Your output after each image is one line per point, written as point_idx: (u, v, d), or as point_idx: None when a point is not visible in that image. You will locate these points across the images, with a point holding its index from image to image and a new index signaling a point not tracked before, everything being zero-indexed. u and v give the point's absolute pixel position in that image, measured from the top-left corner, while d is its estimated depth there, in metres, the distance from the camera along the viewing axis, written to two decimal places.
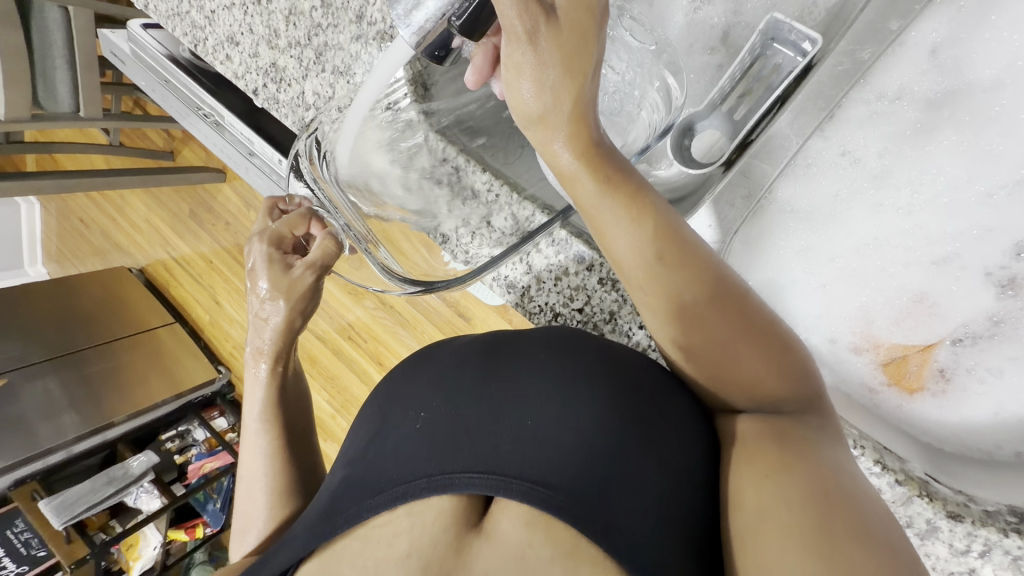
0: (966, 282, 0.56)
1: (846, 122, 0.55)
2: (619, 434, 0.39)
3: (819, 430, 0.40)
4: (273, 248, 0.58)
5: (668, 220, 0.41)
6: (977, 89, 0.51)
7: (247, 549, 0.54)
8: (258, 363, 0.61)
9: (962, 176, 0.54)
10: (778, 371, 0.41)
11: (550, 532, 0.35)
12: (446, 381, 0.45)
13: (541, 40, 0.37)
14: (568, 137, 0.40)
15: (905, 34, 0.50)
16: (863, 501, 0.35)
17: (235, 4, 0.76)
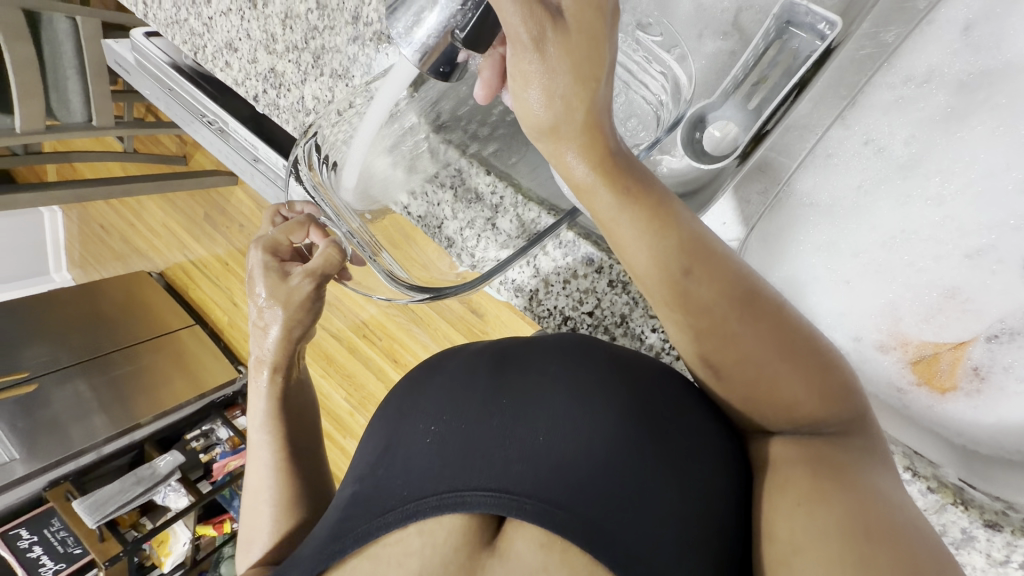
0: (1004, 277, 0.53)
1: (869, 109, 0.52)
2: (640, 453, 0.37)
3: (860, 452, 0.38)
4: (269, 257, 0.57)
5: (691, 231, 0.39)
6: (1015, 68, 0.47)
7: (252, 561, 0.54)
8: (260, 372, 0.61)
9: (998, 163, 0.50)
10: (816, 390, 0.38)
11: (567, 557, 0.33)
12: (456, 395, 0.43)
13: (549, 46, 0.35)
14: (581, 147, 0.38)
15: (933, 12, 0.47)
16: (903, 522, 0.34)
17: (232, 10, 0.75)
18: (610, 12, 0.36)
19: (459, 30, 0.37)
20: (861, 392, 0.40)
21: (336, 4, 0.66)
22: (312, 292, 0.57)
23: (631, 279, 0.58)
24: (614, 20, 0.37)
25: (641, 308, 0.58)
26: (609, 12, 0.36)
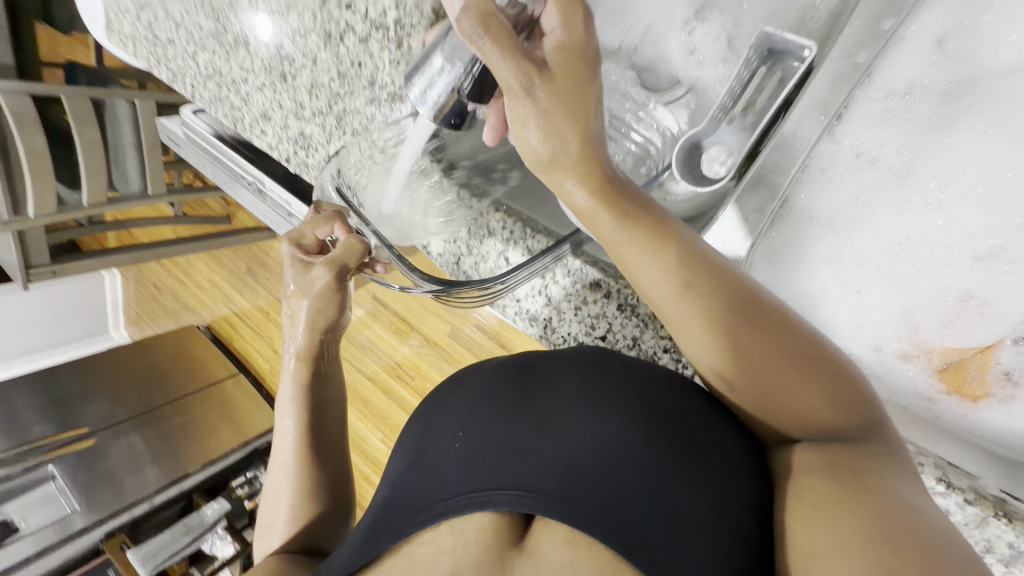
0: (1021, 276, 0.51)
1: (856, 123, 0.53)
2: (658, 463, 0.38)
3: (882, 457, 0.37)
4: (295, 248, 0.59)
5: (689, 248, 0.40)
6: (994, 76, 0.48)
7: (270, 548, 0.57)
8: (290, 359, 0.61)
9: (993, 165, 0.50)
10: (832, 397, 0.37)
11: (591, 553, 0.35)
12: (477, 410, 0.43)
13: (539, 92, 0.39)
14: (580, 175, 0.41)
15: (904, 30, 0.49)
16: (934, 536, 0.32)
17: (265, 85, 0.83)
18: (590, 60, 0.41)
19: (463, 88, 0.42)
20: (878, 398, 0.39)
21: (354, 71, 0.73)
22: (331, 286, 0.58)
23: (639, 303, 0.59)
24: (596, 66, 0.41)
25: (651, 330, 0.59)
26: (590, 62, 0.41)
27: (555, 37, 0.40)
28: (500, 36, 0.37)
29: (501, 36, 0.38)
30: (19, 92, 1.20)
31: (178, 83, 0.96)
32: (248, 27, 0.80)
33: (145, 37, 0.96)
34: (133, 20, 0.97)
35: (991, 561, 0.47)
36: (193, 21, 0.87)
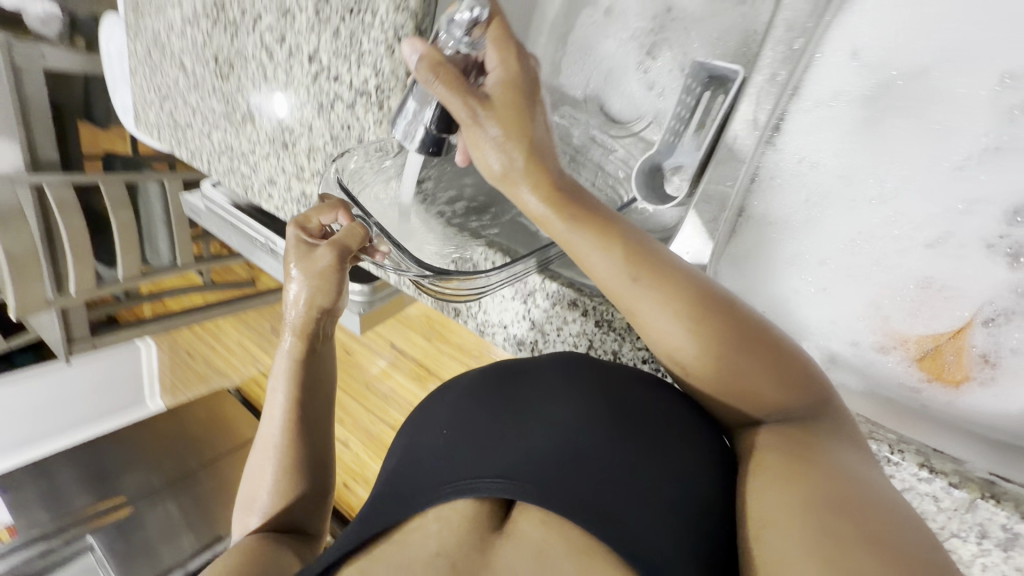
0: (973, 259, 0.53)
1: (795, 133, 0.58)
2: (624, 451, 0.40)
3: (831, 433, 0.38)
4: (299, 232, 0.56)
5: (639, 244, 0.41)
6: (907, 76, 0.52)
7: (251, 527, 0.53)
8: (283, 335, 0.57)
9: (924, 159, 0.53)
10: (779, 378, 0.38)
11: (564, 532, 0.36)
12: (460, 412, 0.45)
13: (485, 121, 0.42)
14: (531, 184, 0.42)
15: (815, 56, 0.54)
16: (879, 504, 0.33)
17: (270, 155, 0.93)
18: (533, 89, 0.44)
19: (432, 122, 0.47)
20: (825, 378, 0.40)
21: (344, 134, 0.81)
22: (332, 268, 0.54)
23: (614, 318, 0.62)
24: (539, 94, 0.45)
25: (628, 342, 0.62)
26: (533, 91, 0.44)
27: (498, 74, 0.43)
28: (450, 79, 0.41)
29: (449, 78, 0.41)
30: (62, 183, 1.35)
31: (196, 160, 1.07)
32: (257, 106, 0.91)
33: (168, 124, 1.09)
34: (159, 111, 1.10)
35: (988, 546, 0.46)
36: (208, 106, 0.99)
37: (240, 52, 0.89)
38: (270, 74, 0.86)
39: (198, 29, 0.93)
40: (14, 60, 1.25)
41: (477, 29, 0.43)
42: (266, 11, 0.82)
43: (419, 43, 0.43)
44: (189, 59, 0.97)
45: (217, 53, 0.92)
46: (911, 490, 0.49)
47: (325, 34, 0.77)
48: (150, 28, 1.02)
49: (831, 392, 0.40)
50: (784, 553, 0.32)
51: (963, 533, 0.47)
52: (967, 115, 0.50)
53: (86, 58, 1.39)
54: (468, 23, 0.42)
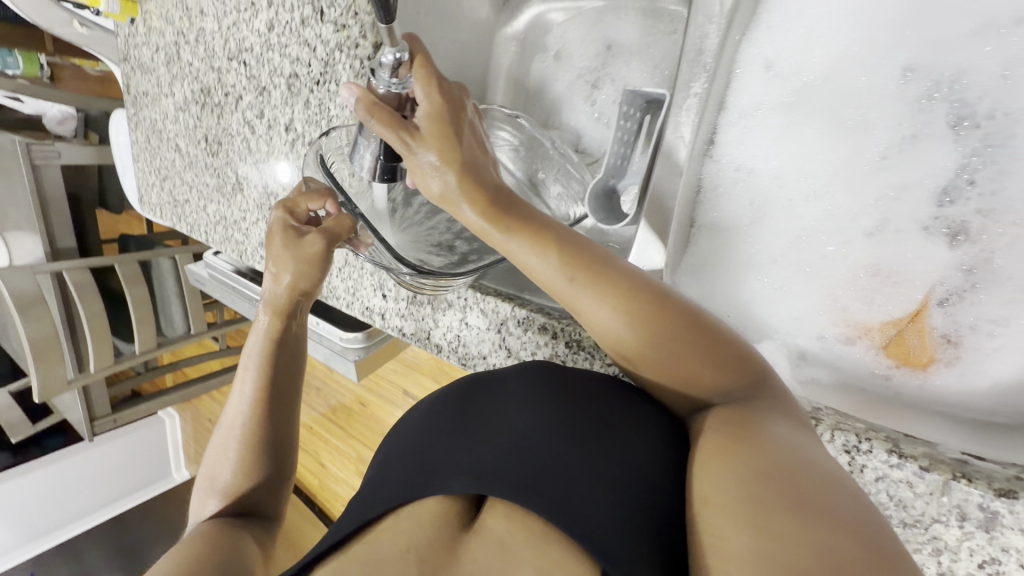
0: (912, 242, 0.55)
1: (729, 143, 0.62)
2: (580, 442, 0.36)
3: (773, 412, 0.35)
4: (286, 215, 0.57)
5: (570, 242, 0.42)
6: (818, 80, 0.57)
7: (208, 510, 0.53)
8: (260, 314, 0.59)
9: (848, 153, 0.56)
10: (713, 360, 0.37)
11: (529, 527, 0.32)
12: (424, 421, 0.42)
13: (417, 148, 0.45)
14: (468, 200, 0.45)
15: (740, 54, 0.58)
16: (823, 476, 0.29)
17: (260, 220, 0.96)
18: (460, 116, 0.45)
19: (378, 155, 0.49)
20: (765, 360, 0.39)
21: None
22: (320, 255, 0.55)
23: (583, 337, 0.61)
24: (467, 120, 0.46)
25: (600, 361, 0.60)
26: (461, 118, 0.46)
27: (422, 107, 0.44)
28: (384, 118, 0.44)
29: (382, 117, 0.44)
30: (79, 268, 1.44)
31: (194, 232, 1.13)
32: (243, 176, 0.96)
33: (169, 201, 1.17)
34: (160, 191, 1.18)
35: (970, 529, 0.44)
36: (202, 181, 1.06)
37: (226, 129, 0.96)
38: (253, 146, 0.92)
39: (189, 113, 1.02)
40: (32, 158, 1.34)
41: (403, 69, 0.44)
42: (246, 90, 0.90)
43: (354, 86, 0.44)
44: (184, 140, 1.06)
45: (207, 133, 1.00)
46: (885, 478, 0.47)
47: (298, 105, 0.83)
48: (149, 118, 1.12)
49: (770, 374, 0.38)
50: (720, 533, 0.28)
51: (943, 518, 0.45)
52: (877, 111, 0.55)
53: (98, 150, 1.50)
54: (393, 64, 0.43)
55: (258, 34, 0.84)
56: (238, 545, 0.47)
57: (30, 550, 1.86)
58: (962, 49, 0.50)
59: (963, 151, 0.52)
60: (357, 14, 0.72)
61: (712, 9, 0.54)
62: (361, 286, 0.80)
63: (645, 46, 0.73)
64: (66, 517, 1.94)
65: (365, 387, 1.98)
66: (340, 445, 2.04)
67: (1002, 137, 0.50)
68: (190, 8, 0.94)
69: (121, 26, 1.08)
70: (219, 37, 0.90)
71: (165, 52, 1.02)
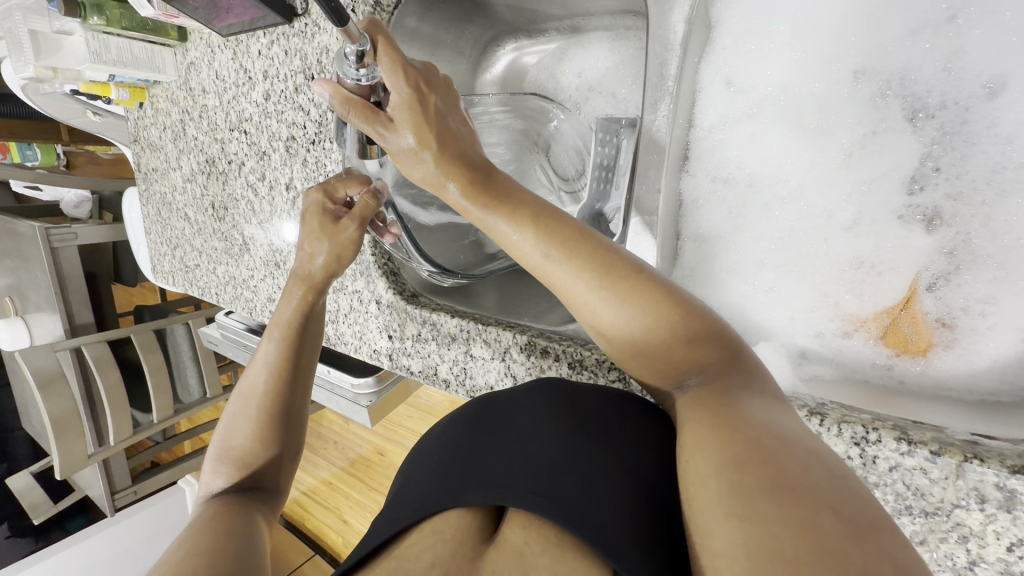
0: (888, 232, 0.57)
1: (701, 159, 0.66)
2: (587, 445, 0.37)
3: (746, 387, 0.36)
4: (323, 196, 0.61)
5: (546, 218, 0.44)
6: (775, 92, 0.61)
7: (218, 487, 0.53)
8: (293, 290, 0.59)
9: (814, 155, 0.60)
10: (689, 335, 0.38)
11: (546, 541, 0.32)
12: (445, 434, 0.44)
13: (393, 138, 0.49)
14: (449, 179, 0.48)
15: (698, 79, 0.63)
16: (800, 455, 0.29)
17: (268, 276, 1.00)
18: (432, 101, 0.49)
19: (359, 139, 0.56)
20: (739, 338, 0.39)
21: None
22: (354, 239, 0.59)
23: (584, 356, 0.61)
24: (437, 102, 0.49)
25: (603, 378, 0.60)
26: (433, 102, 0.49)
27: (393, 98, 0.47)
28: (360, 111, 0.49)
29: (359, 110, 0.49)
30: (97, 341, 1.48)
31: (205, 295, 1.17)
32: (250, 236, 1.01)
33: (180, 268, 1.22)
34: (172, 259, 1.23)
35: (992, 511, 0.43)
36: (211, 246, 1.11)
37: (232, 193, 1.01)
38: (257, 207, 0.97)
39: (196, 183, 1.08)
40: (51, 241, 1.41)
41: (368, 58, 0.47)
42: (248, 156, 0.96)
43: (326, 83, 0.48)
44: (192, 209, 1.12)
45: (213, 201, 1.06)
46: (898, 468, 0.46)
47: (296, 164, 0.88)
48: (158, 192, 1.18)
49: (745, 352, 0.39)
50: (709, 527, 0.29)
51: (963, 502, 0.44)
52: (835, 113, 0.58)
53: (112, 228, 1.57)
54: (356, 53, 0.46)
55: (256, 104, 0.91)
56: (248, 537, 0.45)
57: None
58: (903, 49, 0.54)
59: (924, 141, 0.54)
60: None
61: (668, 37, 0.58)
62: (367, 329, 0.82)
63: (615, 77, 0.78)
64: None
65: (383, 437, 1.97)
66: (361, 499, 2.02)
67: (956, 124, 0.53)
68: (192, 88, 1.01)
69: (131, 111, 1.16)
70: (220, 111, 0.97)
71: (172, 130, 1.09)
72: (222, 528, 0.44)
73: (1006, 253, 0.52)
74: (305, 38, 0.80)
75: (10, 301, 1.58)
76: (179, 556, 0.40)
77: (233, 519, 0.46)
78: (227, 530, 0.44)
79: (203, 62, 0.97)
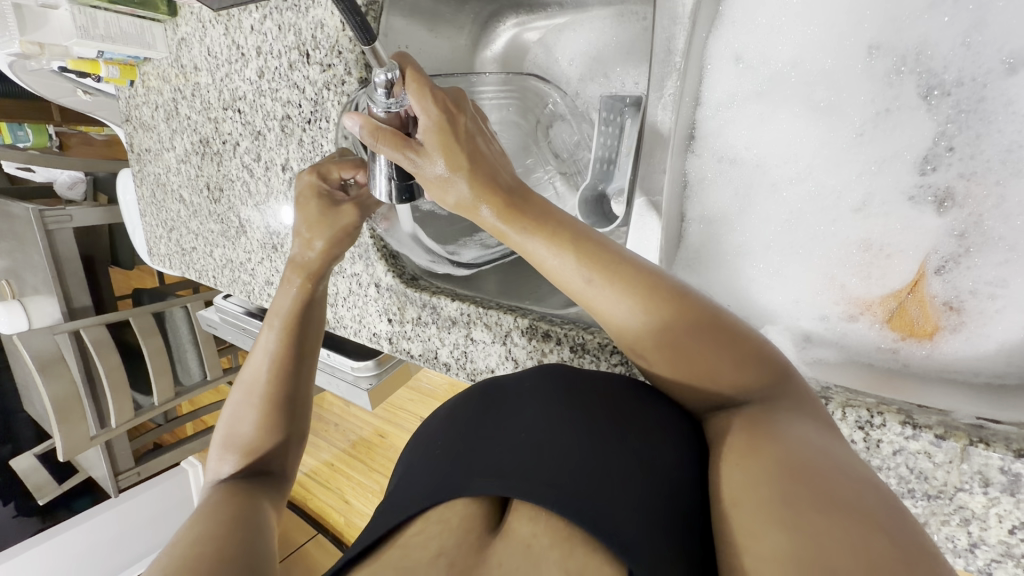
0: (898, 213, 0.56)
1: (708, 138, 0.64)
2: (599, 435, 0.37)
3: (792, 409, 0.35)
4: (320, 182, 0.59)
5: (589, 243, 0.41)
6: (786, 68, 0.59)
7: (224, 476, 0.53)
8: (292, 280, 0.59)
9: (824, 135, 0.58)
10: (735, 359, 0.37)
11: (554, 532, 0.32)
12: (450, 420, 0.43)
13: (424, 162, 0.45)
14: (482, 201, 0.44)
15: (707, 55, 0.61)
16: (850, 479, 0.29)
17: (265, 258, 0.98)
18: (462, 122, 0.45)
19: (393, 176, 0.50)
20: (787, 359, 0.39)
21: None
22: (353, 226, 0.59)
23: (586, 340, 0.61)
24: (467, 123, 0.46)
25: (606, 362, 0.60)
26: (462, 122, 0.45)
27: (422, 123, 0.44)
28: (391, 140, 0.44)
29: (389, 139, 0.45)
30: (96, 324, 1.47)
31: (202, 278, 1.16)
32: (246, 219, 0.99)
33: (177, 251, 1.20)
34: (168, 242, 1.22)
35: (995, 495, 0.43)
36: (207, 228, 1.09)
37: (227, 175, 1.00)
38: (253, 189, 0.95)
39: (191, 164, 1.06)
40: (45, 223, 1.39)
41: (398, 86, 0.43)
42: (242, 136, 0.93)
43: (355, 115, 0.45)
44: (187, 191, 1.10)
45: (209, 181, 1.04)
46: (902, 451, 0.46)
47: (292, 144, 0.86)
48: (153, 173, 1.16)
49: (795, 374, 0.38)
50: (745, 530, 0.29)
51: (966, 486, 0.44)
52: (847, 90, 0.56)
53: (107, 210, 1.55)
54: (386, 84, 0.43)
55: (250, 82, 0.88)
56: (257, 523, 0.45)
57: None
58: (920, 23, 0.52)
59: (939, 120, 0.53)
60: (341, 53, 0.75)
61: (675, 10, 0.56)
62: (367, 313, 0.81)
63: (620, 52, 0.76)
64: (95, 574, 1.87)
65: (383, 419, 1.99)
66: (362, 480, 2.04)
67: (972, 102, 0.51)
68: (184, 65, 0.98)
69: (122, 89, 1.13)
70: (213, 89, 0.95)
71: (164, 109, 1.07)
72: (229, 515, 0.44)
73: (1018, 236, 0.51)
74: (299, 12, 0.78)
75: (6, 284, 1.57)
76: (184, 544, 0.39)
77: (239, 507, 0.46)
78: (235, 517, 0.44)
79: (195, 37, 0.94)
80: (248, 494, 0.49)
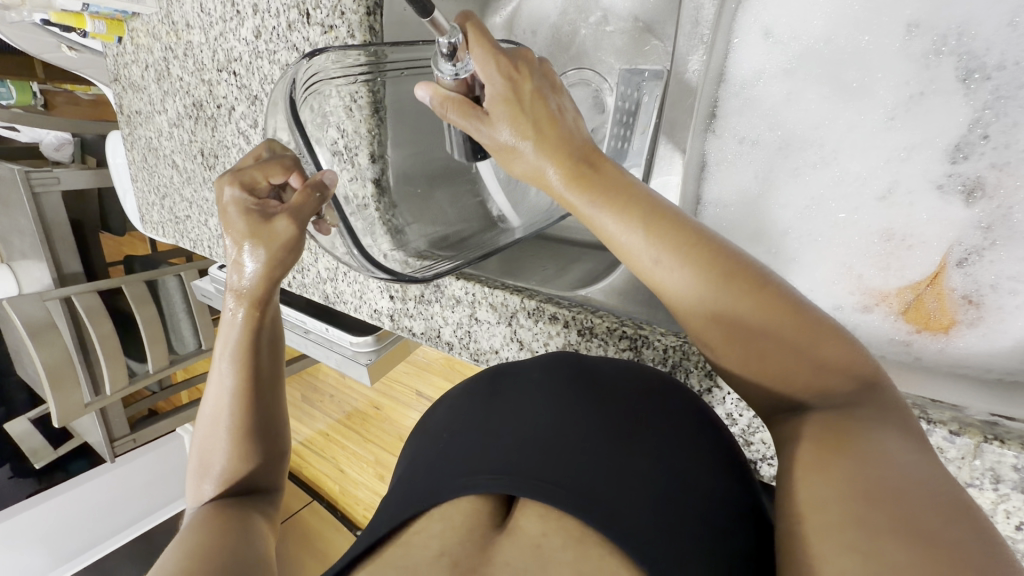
0: (924, 202, 0.54)
1: (728, 119, 0.62)
2: (612, 440, 0.35)
3: (880, 420, 0.31)
4: (245, 194, 0.50)
5: (670, 220, 0.37)
6: (817, 46, 0.57)
7: (205, 488, 0.52)
8: (236, 306, 0.53)
9: (853, 117, 0.56)
10: (816, 362, 0.33)
11: (564, 528, 0.30)
12: (455, 413, 0.41)
13: (493, 127, 0.41)
14: (551, 162, 0.40)
15: (734, 30, 0.59)
16: (936, 502, 0.26)
17: None
18: (526, 87, 0.41)
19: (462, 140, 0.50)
20: (879, 364, 0.35)
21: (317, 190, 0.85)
22: (291, 242, 0.50)
23: (595, 324, 0.59)
24: (534, 86, 0.41)
25: (613, 347, 0.58)
26: (529, 86, 0.41)
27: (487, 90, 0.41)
28: (461, 108, 0.42)
29: (458, 108, 0.42)
30: (87, 292, 1.44)
31: (197, 248, 1.13)
32: None
33: (170, 220, 1.17)
34: (161, 210, 1.18)
35: (1005, 491, 0.42)
36: (201, 196, 1.06)
37: (221, 141, 0.96)
38: None
39: (184, 128, 1.01)
40: (32, 186, 1.34)
41: (460, 51, 0.41)
42: (238, 101, 0.89)
43: (427, 85, 0.42)
44: (180, 156, 1.06)
45: (202, 147, 1.00)
46: None
47: None
48: (144, 137, 1.12)
49: (886, 382, 0.34)
50: (813, 550, 0.27)
51: (976, 482, 0.43)
52: (881, 71, 0.54)
53: (96, 174, 1.50)
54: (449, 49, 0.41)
55: (246, 42, 0.83)
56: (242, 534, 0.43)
57: (72, 564, 1.84)
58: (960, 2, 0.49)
59: (974, 105, 0.51)
60: (343, 14, 0.69)
61: None
62: (368, 289, 0.80)
63: (637, 21, 0.71)
64: (81, 539, 1.87)
65: (378, 391, 1.98)
66: (357, 450, 2.05)
67: (1011, 88, 0.49)
68: (176, 23, 0.93)
69: (110, 47, 1.08)
70: (207, 49, 0.90)
71: (155, 69, 1.01)
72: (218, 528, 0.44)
73: None
74: None
75: None
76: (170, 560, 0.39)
77: (223, 519, 0.45)
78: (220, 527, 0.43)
79: None
80: (231, 508, 0.48)
